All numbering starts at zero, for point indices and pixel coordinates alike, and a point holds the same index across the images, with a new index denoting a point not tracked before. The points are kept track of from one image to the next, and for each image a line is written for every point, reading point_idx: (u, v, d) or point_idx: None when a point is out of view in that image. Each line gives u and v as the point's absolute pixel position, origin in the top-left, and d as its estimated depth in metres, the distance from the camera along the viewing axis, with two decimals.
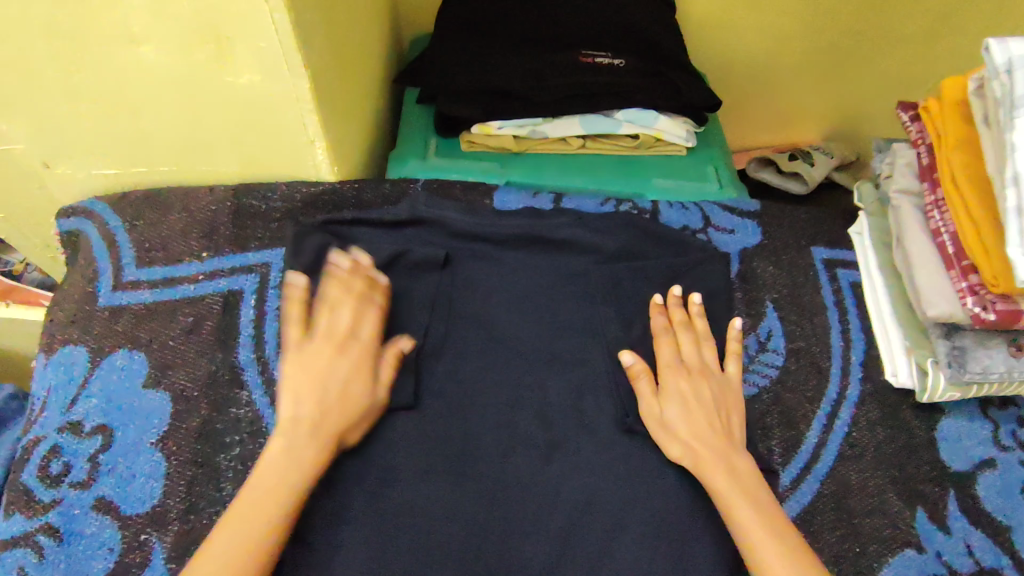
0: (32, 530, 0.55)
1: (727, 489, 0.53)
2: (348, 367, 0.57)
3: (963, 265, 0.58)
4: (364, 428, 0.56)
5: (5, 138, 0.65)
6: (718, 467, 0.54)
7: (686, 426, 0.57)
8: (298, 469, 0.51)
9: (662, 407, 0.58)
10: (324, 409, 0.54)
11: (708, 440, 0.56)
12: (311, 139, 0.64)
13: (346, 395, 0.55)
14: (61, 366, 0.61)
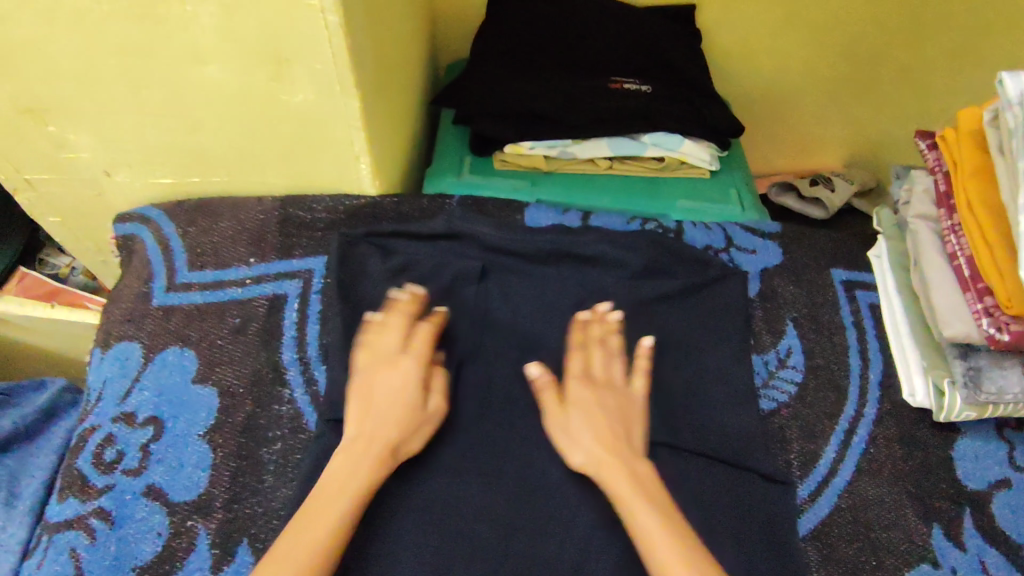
0: (85, 513, 0.57)
1: (628, 497, 0.53)
2: (402, 379, 0.58)
3: (978, 287, 0.60)
4: (422, 436, 0.58)
5: (72, 147, 0.70)
6: (620, 476, 0.54)
7: (585, 435, 0.57)
8: (362, 483, 0.53)
9: (564, 419, 0.58)
10: (386, 426, 0.56)
11: (610, 449, 0.56)
12: (357, 154, 0.68)
13: (402, 404, 0.57)
14: (117, 360, 0.65)
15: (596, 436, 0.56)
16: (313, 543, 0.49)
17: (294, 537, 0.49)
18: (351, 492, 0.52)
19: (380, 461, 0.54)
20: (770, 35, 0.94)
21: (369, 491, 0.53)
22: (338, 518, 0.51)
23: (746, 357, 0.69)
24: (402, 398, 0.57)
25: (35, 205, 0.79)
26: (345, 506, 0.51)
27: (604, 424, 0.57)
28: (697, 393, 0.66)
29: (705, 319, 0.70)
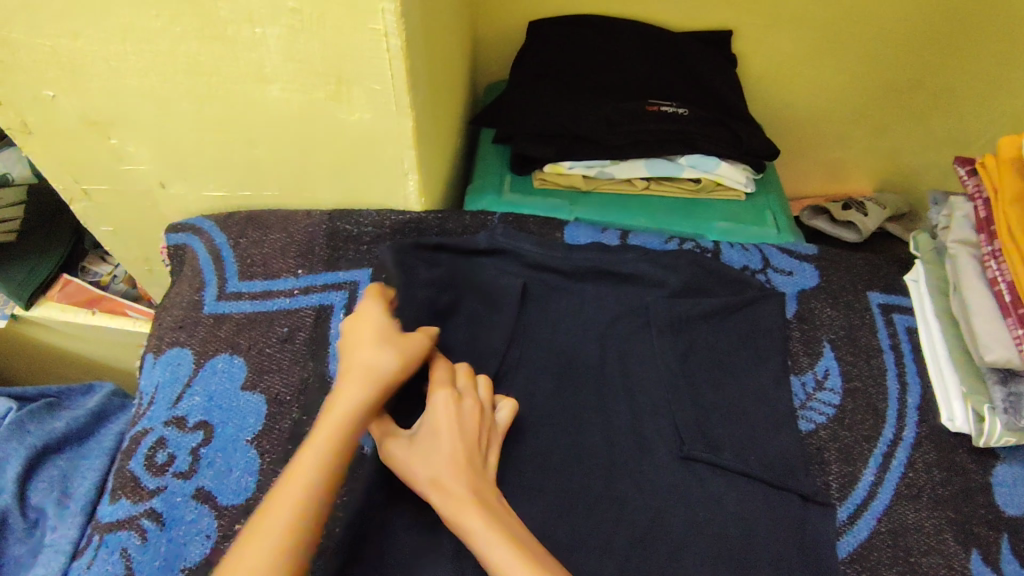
0: (137, 514, 0.58)
1: (478, 530, 0.46)
2: (354, 328, 0.57)
3: (1019, 312, 0.60)
4: (394, 357, 0.54)
5: (132, 160, 0.73)
6: (469, 509, 0.47)
7: (424, 468, 0.50)
8: (337, 425, 0.49)
9: (402, 452, 0.52)
10: (354, 364, 0.53)
11: (460, 480, 0.49)
12: (405, 172, 0.70)
13: (360, 343, 0.55)
14: (169, 366, 0.67)
15: (428, 470, 0.50)
16: (299, 490, 0.45)
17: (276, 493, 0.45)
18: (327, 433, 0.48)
19: (355, 393, 0.51)
20: (806, 62, 0.95)
21: (343, 441, 0.48)
22: (322, 462, 0.46)
23: (784, 378, 0.70)
24: (370, 339, 0.55)
25: (89, 215, 0.82)
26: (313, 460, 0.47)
27: (446, 454, 0.51)
28: (735, 413, 0.67)
29: (741, 338, 0.71)
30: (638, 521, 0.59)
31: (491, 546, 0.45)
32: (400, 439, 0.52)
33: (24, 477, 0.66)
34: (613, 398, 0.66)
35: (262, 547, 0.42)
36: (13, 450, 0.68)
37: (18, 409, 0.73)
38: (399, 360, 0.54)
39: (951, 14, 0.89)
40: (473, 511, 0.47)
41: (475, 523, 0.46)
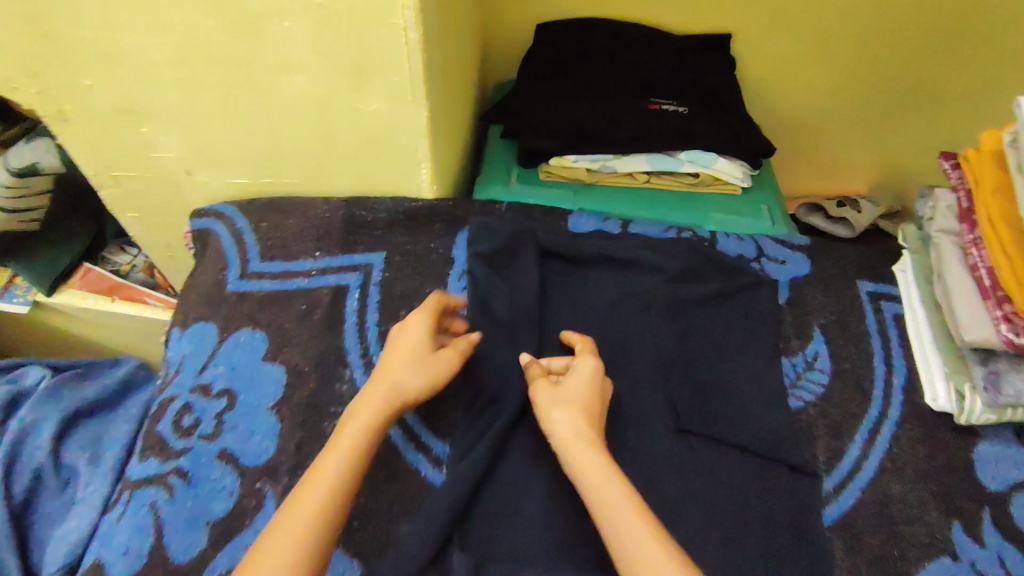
0: (165, 472, 0.62)
1: (615, 499, 0.53)
2: (396, 345, 0.62)
3: (997, 295, 0.64)
4: (420, 384, 0.60)
5: (160, 148, 0.77)
6: (608, 476, 0.55)
7: (565, 410, 0.59)
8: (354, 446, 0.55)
9: (543, 396, 0.61)
10: (386, 375, 0.60)
11: (601, 452, 0.57)
12: (419, 161, 0.74)
13: (396, 364, 0.61)
14: (195, 338, 0.71)
15: (569, 413, 0.59)
16: (317, 497, 0.51)
17: (305, 486, 0.52)
18: (349, 438, 0.55)
19: (371, 410, 0.57)
20: (802, 64, 0.99)
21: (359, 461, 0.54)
22: (339, 474, 0.53)
23: (776, 359, 0.73)
24: (406, 358, 0.61)
25: (117, 202, 0.86)
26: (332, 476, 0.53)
27: (583, 406, 0.60)
28: (730, 390, 0.71)
29: (736, 321, 0.75)
30: (636, 485, 0.64)
31: (608, 488, 0.54)
32: (544, 386, 0.62)
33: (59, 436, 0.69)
34: (613, 374, 0.71)
35: (290, 532, 0.49)
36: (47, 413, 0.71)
37: (53, 377, 0.77)
38: (422, 381, 0.60)
39: (940, 20, 0.93)
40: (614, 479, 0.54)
41: (596, 464, 0.56)
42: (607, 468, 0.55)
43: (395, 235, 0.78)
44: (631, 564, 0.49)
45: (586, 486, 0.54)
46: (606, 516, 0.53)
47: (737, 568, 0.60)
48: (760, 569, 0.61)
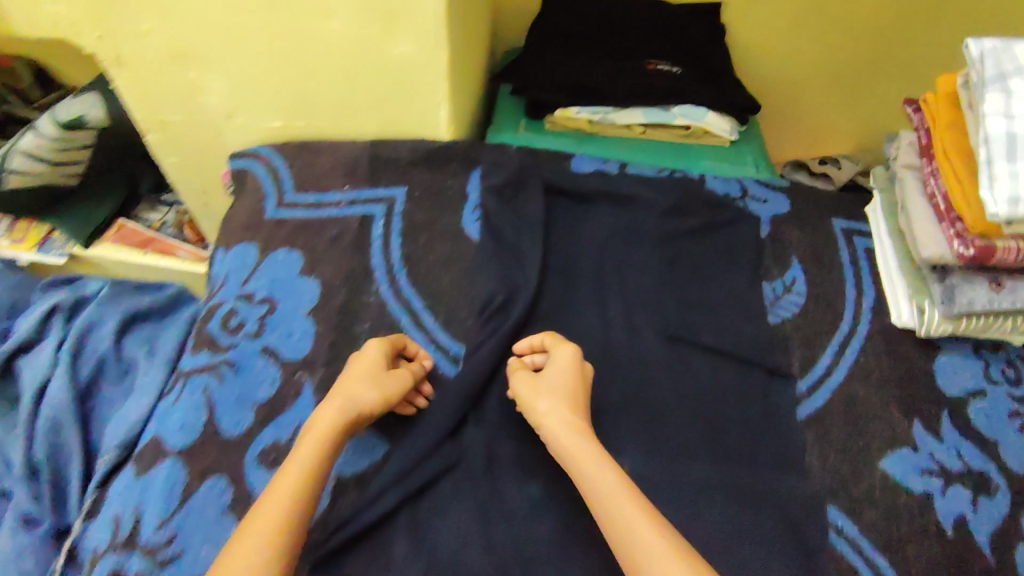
0: (215, 363, 0.71)
1: (609, 484, 0.56)
2: (353, 367, 0.65)
3: (951, 216, 0.72)
4: (374, 400, 0.62)
5: (206, 91, 0.86)
6: (601, 462, 0.57)
7: (550, 405, 0.62)
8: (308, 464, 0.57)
9: (528, 392, 0.64)
10: (340, 391, 0.62)
11: (588, 439, 0.60)
12: (439, 102, 0.83)
13: (352, 382, 0.63)
14: (238, 256, 0.80)
15: (554, 408, 0.62)
16: (276, 512, 0.53)
17: (262, 501, 0.54)
18: (304, 453, 0.57)
19: (326, 424, 0.59)
20: (788, 34, 1.06)
21: (315, 478, 0.56)
22: (296, 489, 0.55)
23: (756, 282, 0.82)
24: (362, 374, 0.63)
25: (162, 146, 0.95)
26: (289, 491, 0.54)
27: (568, 395, 0.63)
28: (714, 307, 0.79)
29: (722, 250, 0.84)
30: (629, 383, 0.73)
31: (601, 472, 0.56)
32: (526, 380, 0.65)
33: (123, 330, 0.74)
34: (612, 292, 0.79)
35: (251, 545, 0.51)
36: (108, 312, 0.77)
37: (114, 281, 0.82)
38: (377, 395, 0.62)
39: None
40: (606, 464, 0.57)
41: (589, 452, 0.58)
42: (596, 456, 0.58)
43: (414, 172, 0.86)
44: (626, 545, 0.52)
45: (579, 470, 0.57)
46: (600, 499, 0.55)
47: (717, 451, 0.70)
48: (738, 452, 0.70)
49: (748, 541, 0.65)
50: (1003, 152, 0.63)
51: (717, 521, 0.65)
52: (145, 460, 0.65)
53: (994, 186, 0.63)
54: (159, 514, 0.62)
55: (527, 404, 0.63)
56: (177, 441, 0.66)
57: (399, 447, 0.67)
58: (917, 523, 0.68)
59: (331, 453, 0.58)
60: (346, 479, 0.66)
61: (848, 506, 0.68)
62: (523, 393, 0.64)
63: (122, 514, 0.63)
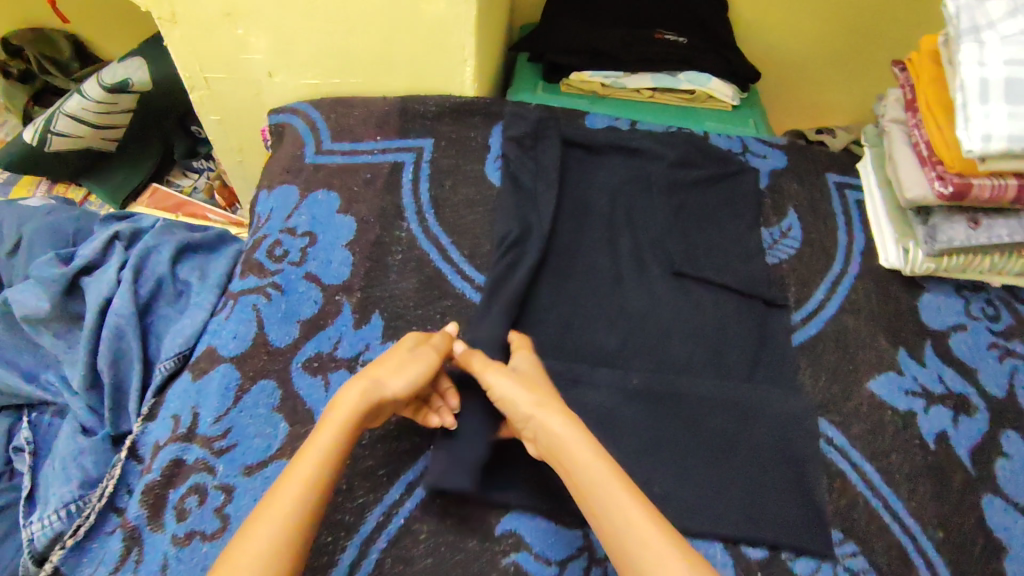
0: (263, 285, 0.78)
1: (605, 481, 0.56)
2: (385, 354, 0.66)
3: (932, 161, 0.79)
4: (400, 384, 0.63)
5: (249, 50, 0.92)
6: (595, 458, 0.58)
7: (538, 397, 0.63)
8: (326, 449, 0.57)
9: (510, 381, 0.64)
10: (360, 379, 0.62)
11: (578, 433, 0.60)
12: (465, 59, 0.90)
13: (380, 368, 0.64)
14: (281, 196, 0.87)
15: (542, 399, 0.62)
16: (289, 496, 0.54)
17: (278, 487, 0.55)
18: (322, 439, 0.58)
19: (350, 404, 0.60)
20: (788, 9, 1.13)
21: (333, 463, 0.57)
22: (313, 473, 0.56)
23: (755, 226, 0.89)
24: (391, 362, 0.65)
25: (203, 104, 1.02)
26: (306, 478, 0.55)
27: (550, 394, 0.64)
28: (716, 247, 0.86)
29: (725, 198, 0.91)
30: (639, 309, 0.80)
31: (597, 468, 0.57)
32: (504, 376, 0.65)
33: (178, 256, 0.81)
34: (623, 232, 0.86)
35: (266, 527, 0.52)
36: (164, 241, 0.83)
37: (168, 219, 0.89)
38: (400, 381, 0.63)
39: None
40: (602, 460, 0.58)
41: (584, 446, 0.59)
42: (588, 446, 0.59)
43: (441, 125, 0.93)
44: (621, 536, 0.54)
45: (574, 466, 0.58)
46: (599, 494, 0.56)
47: (718, 368, 0.76)
48: (737, 371, 0.76)
49: (747, 445, 0.71)
50: (976, 96, 0.70)
51: (719, 427, 0.71)
52: (200, 367, 0.72)
53: (969, 126, 0.70)
54: (215, 411, 0.69)
55: (507, 394, 0.64)
56: (230, 349, 0.73)
57: None
58: (901, 437, 0.75)
59: (350, 439, 0.59)
60: None
61: (838, 420, 0.75)
62: (502, 383, 0.65)
63: (181, 411, 0.69)
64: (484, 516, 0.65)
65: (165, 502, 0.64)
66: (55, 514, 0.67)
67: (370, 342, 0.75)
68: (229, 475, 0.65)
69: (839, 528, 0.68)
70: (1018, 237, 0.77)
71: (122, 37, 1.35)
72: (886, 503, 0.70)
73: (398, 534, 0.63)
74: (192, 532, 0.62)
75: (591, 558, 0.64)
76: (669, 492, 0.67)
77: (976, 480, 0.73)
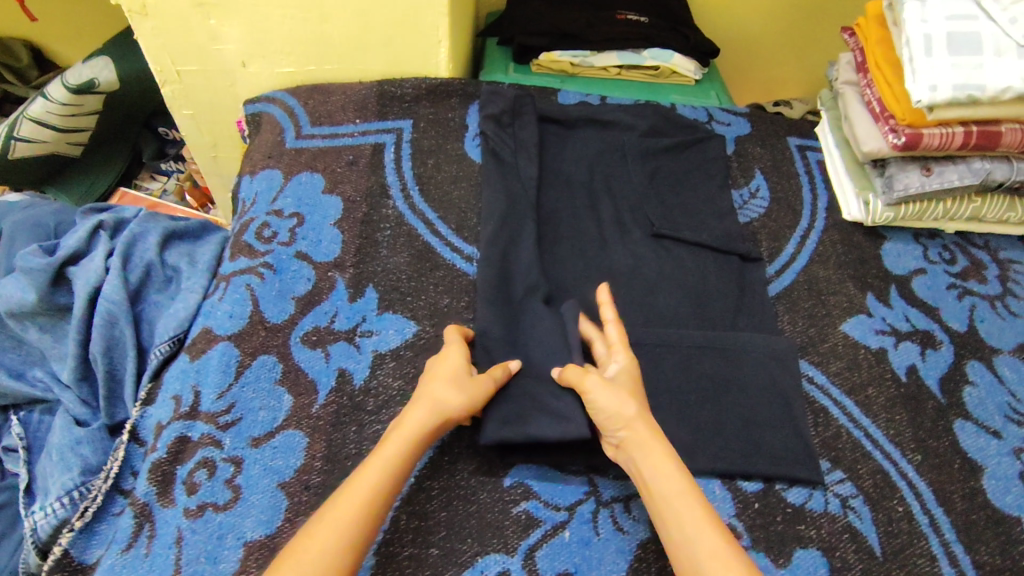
0: (254, 266, 0.79)
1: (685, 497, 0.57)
2: (443, 365, 0.67)
3: (885, 116, 0.85)
4: (462, 401, 0.63)
5: (221, 41, 0.92)
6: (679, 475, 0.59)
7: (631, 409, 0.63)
8: (392, 462, 0.58)
9: (608, 390, 0.64)
10: (427, 394, 0.63)
11: (662, 447, 0.60)
12: (439, 40, 0.93)
13: (441, 380, 0.65)
14: (265, 181, 0.88)
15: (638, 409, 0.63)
16: (353, 506, 0.54)
17: (345, 489, 0.55)
18: (390, 449, 0.59)
19: (419, 421, 0.61)
20: None
21: (395, 476, 0.57)
22: (377, 484, 0.56)
23: (727, 188, 0.93)
24: (452, 376, 0.65)
25: (175, 98, 1.01)
26: (370, 492, 0.55)
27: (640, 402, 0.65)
28: (692, 209, 0.90)
29: (697, 163, 0.95)
30: (624, 270, 0.83)
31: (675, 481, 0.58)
32: (599, 381, 0.65)
33: (166, 242, 0.81)
34: (603, 200, 0.89)
35: (331, 531, 0.52)
36: (151, 228, 0.83)
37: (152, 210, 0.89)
38: (465, 398, 0.64)
39: None
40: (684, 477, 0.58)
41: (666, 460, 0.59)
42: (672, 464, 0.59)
43: (419, 107, 0.95)
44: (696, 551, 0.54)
45: (658, 476, 0.59)
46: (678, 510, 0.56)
47: (702, 319, 0.80)
48: (720, 319, 0.80)
49: (735, 386, 0.75)
50: (921, 51, 0.76)
51: (709, 373, 0.75)
52: (197, 348, 0.72)
53: (917, 78, 0.75)
54: (216, 387, 0.69)
55: (603, 403, 0.63)
56: (226, 328, 0.73)
57: (428, 338, 0.75)
58: (877, 372, 0.79)
59: (414, 453, 0.60)
60: (382, 354, 0.73)
61: (816, 360, 0.80)
62: (599, 390, 0.64)
63: (181, 392, 0.69)
64: (492, 470, 0.67)
65: (174, 478, 0.64)
66: (58, 501, 0.66)
67: (366, 314, 0.76)
68: (237, 448, 0.65)
69: (826, 459, 0.72)
70: (967, 180, 0.83)
71: (93, 34, 1.32)
72: (867, 433, 0.74)
73: (411, 493, 0.65)
74: (204, 504, 0.62)
75: (599, 501, 0.66)
76: (667, 434, 0.70)
77: (947, 407, 0.78)
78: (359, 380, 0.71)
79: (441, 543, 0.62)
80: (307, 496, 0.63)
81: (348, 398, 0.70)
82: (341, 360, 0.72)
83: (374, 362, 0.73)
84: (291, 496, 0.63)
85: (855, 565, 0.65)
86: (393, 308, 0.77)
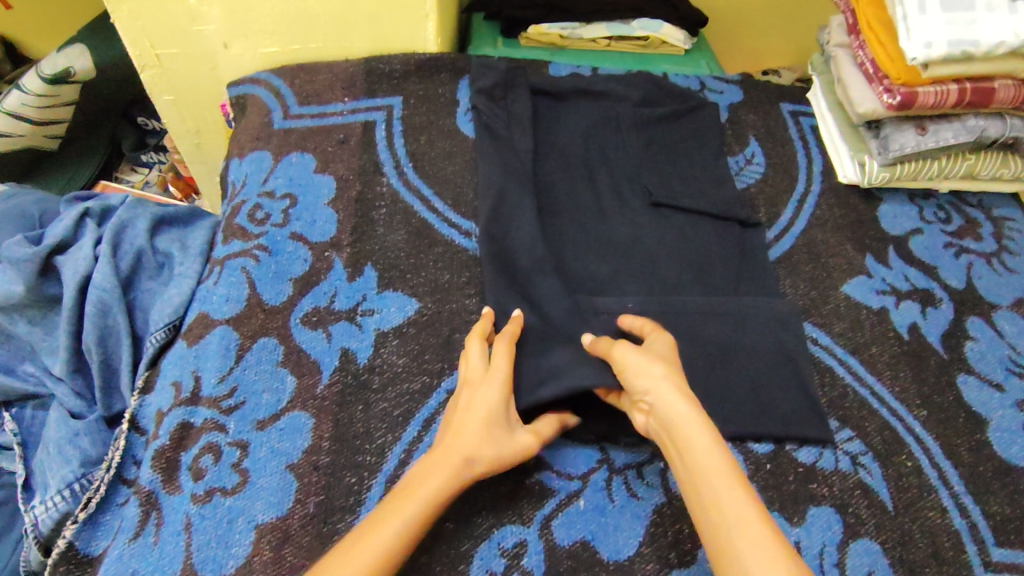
0: (249, 248, 0.77)
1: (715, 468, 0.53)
2: (482, 405, 0.61)
3: (879, 77, 0.84)
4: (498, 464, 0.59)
5: (201, 21, 0.89)
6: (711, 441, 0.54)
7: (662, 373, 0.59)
8: (411, 519, 0.53)
9: (640, 356, 0.61)
10: (458, 448, 0.57)
11: (693, 410, 0.57)
12: (426, 13, 0.91)
13: (478, 429, 0.59)
14: (255, 163, 0.86)
15: (668, 371, 0.59)
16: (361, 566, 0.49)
17: (357, 543, 0.50)
18: (408, 516, 0.52)
19: (448, 474, 0.56)
20: None
21: (410, 538, 0.52)
22: (390, 543, 0.51)
23: (722, 155, 0.93)
24: (488, 425, 0.60)
25: (155, 84, 0.98)
26: (383, 551, 0.50)
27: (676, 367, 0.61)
28: (689, 176, 0.89)
29: (692, 131, 0.94)
30: (624, 240, 0.82)
31: (705, 447, 0.54)
32: (629, 349, 0.62)
33: (155, 229, 0.79)
34: (599, 171, 0.88)
35: None
36: (138, 215, 0.80)
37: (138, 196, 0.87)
38: (500, 460, 0.59)
39: None
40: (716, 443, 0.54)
41: (695, 421, 0.56)
42: (704, 428, 0.55)
43: (408, 83, 0.94)
44: (728, 527, 0.50)
45: (689, 441, 0.55)
46: (708, 480, 0.52)
47: (705, 284, 0.79)
48: (722, 284, 0.80)
49: (743, 348, 0.74)
50: (915, 8, 0.74)
51: (716, 335, 0.74)
52: (195, 334, 0.70)
53: (911, 37, 0.74)
54: (218, 371, 0.67)
55: (632, 368, 0.61)
56: (224, 312, 0.71)
57: (430, 314, 0.74)
58: (879, 331, 0.80)
59: (433, 514, 0.54)
60: (385, 332, 0.72)
61: (820, 321, 0.80)
62: (630, 357, 0.62)
63: (182, 377, 0.67)
64: None
65: (178, 464, 0.62)
66: (58, 495, 0.64)
67: (366, 293, 0.75)
68: (242, 432, 0.64)
69: (835, 418, 0.72)
70: (962, 138, 0.83)
71: (65, 21, 1.28)
72: (873, 391, 0.75)
73: None
74: (212, 489, 0.61)
75: (612, 469, 0.66)
76: None
77: (950, 363, 0.78)
78: (363, 359, 0.70)
79: (455, 516, 0.61)
80: (317, 476, 0.62)
81: (353, 377, 0.69)
82: (343, 340, 0.71)
83: (377, 340, 0.71)
84: (300, 477, 0.62)
85: (868, 520, 0.65)
86: (394, 286, 0.76)
